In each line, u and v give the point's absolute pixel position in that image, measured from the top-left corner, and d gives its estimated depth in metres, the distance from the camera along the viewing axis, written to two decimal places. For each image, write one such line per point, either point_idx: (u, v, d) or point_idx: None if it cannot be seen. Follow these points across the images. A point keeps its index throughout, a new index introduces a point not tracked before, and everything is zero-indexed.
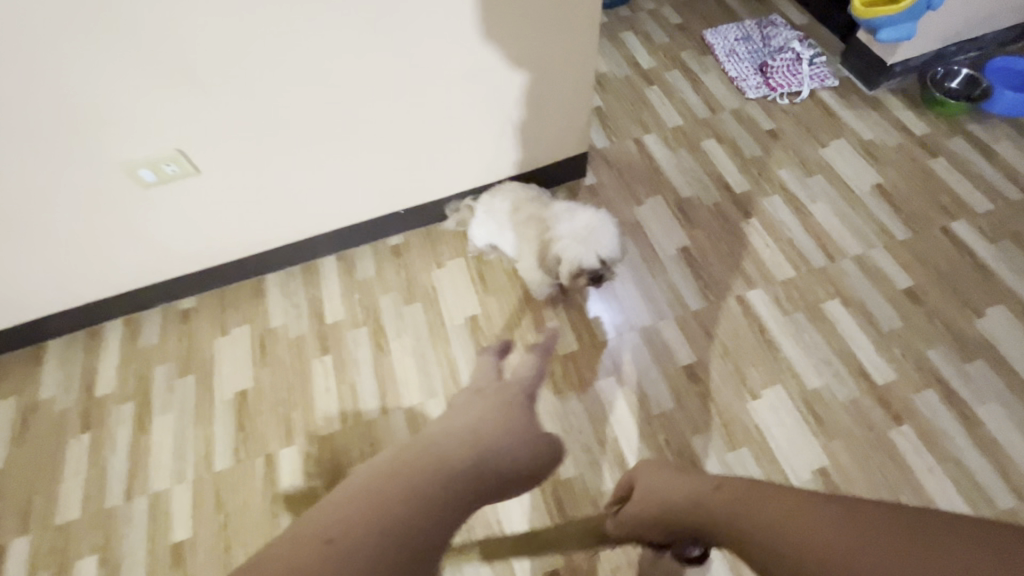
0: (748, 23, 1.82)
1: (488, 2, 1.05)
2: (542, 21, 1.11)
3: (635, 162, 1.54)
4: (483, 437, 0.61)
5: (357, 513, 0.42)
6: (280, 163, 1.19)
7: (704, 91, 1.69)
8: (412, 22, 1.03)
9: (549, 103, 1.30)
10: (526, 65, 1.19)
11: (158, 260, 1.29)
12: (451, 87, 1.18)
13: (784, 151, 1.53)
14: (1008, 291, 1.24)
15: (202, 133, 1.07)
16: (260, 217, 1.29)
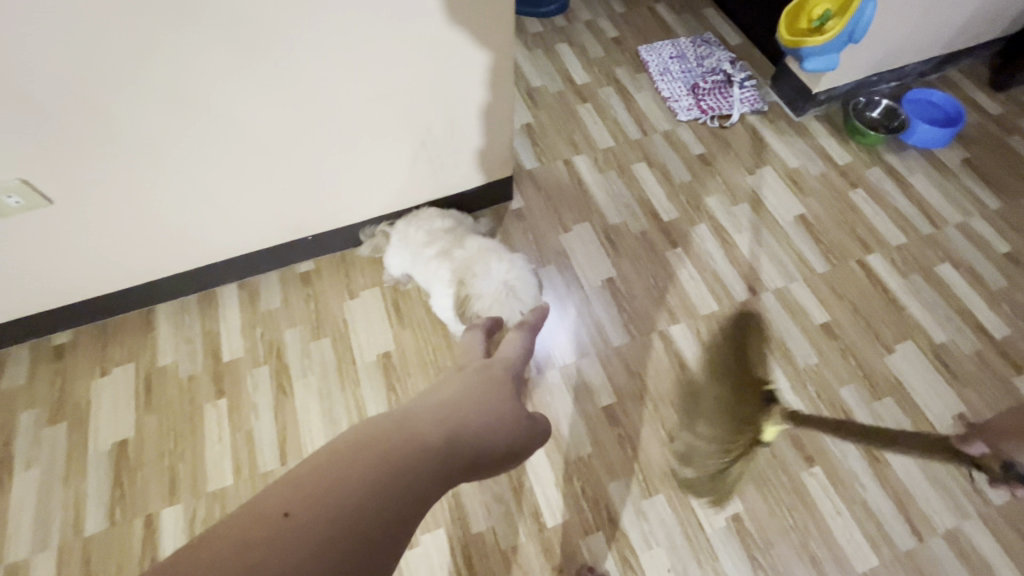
0: (683, 41, 1.80)
1: (376, 27, 0.96)
2: (451, 32, 1.02)
3: (564, 186, 1.49)
4: (473, 420, 0.72)
5: (318, 489, 0.52)
6: (168, 184, 1.07)
7: (637, 110, 1.66)
8: (290, 47, 0.94)
9: (468, 122, 1.22)
10: (439, 80, 1.10)
11: (11, 295, 1.13)
12: (347, 112, 1.09)
13: (712, 177, 1.51)
14: (916, 326, 1.26)
15: (48, 163, 0.95)
16: (150, 240, 1.16)
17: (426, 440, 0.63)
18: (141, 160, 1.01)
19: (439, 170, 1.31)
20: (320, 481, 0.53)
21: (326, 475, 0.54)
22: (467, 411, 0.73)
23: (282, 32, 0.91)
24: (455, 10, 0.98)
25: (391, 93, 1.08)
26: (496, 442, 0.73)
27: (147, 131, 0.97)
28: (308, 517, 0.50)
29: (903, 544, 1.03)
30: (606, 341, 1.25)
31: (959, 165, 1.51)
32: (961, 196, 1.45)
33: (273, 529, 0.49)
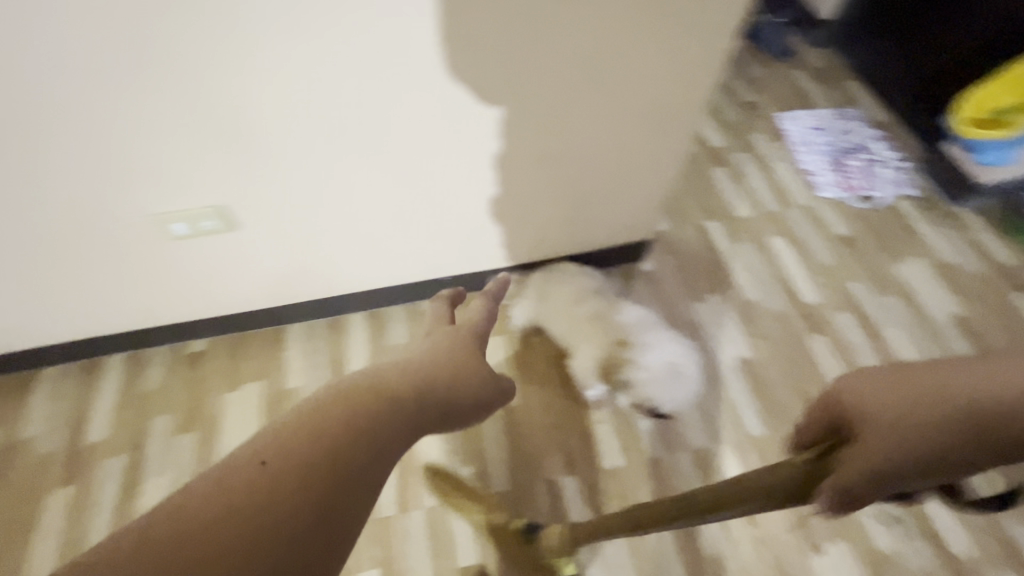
0: (825, 112, 1.74)
1: (574, 96, 0.98)
2: (641, 100, 1.03)
3: (697, 252, 1.44)
4: (430, 378, 0.50)
5: (289, 446, 0.40)
6: (328, 206, 1.06)
7: (774, 180, 1.60)
8: (492, 108, 0.96)
9: (632, 167, 1.18)
10: (615, 124, 1.06)
11: (175, 305, 1.20)
12: (520, 170, 1.10)
13: (856, 262, 1.44)
14: None
15: (246, 195, 1.00)
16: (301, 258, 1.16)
17: (393, 391, 0.47)
18: (308, 181, 1.00)
19: (586, 221, 1.29)
20: (283, 437, 0.41)
21: (291, 430, 0.41)
22: (435, 357, 0.53)
23: (477, 67, 0.88)
24: (651, 79, 0.98)
25: (563, 136, 1.04)
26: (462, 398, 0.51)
27: (321, 153, 0.96)
28: (286, 466, 0.39)
29: None
30: (742, 427, 1.18)
31: None
32: None
33: (247, 482, 0.38)
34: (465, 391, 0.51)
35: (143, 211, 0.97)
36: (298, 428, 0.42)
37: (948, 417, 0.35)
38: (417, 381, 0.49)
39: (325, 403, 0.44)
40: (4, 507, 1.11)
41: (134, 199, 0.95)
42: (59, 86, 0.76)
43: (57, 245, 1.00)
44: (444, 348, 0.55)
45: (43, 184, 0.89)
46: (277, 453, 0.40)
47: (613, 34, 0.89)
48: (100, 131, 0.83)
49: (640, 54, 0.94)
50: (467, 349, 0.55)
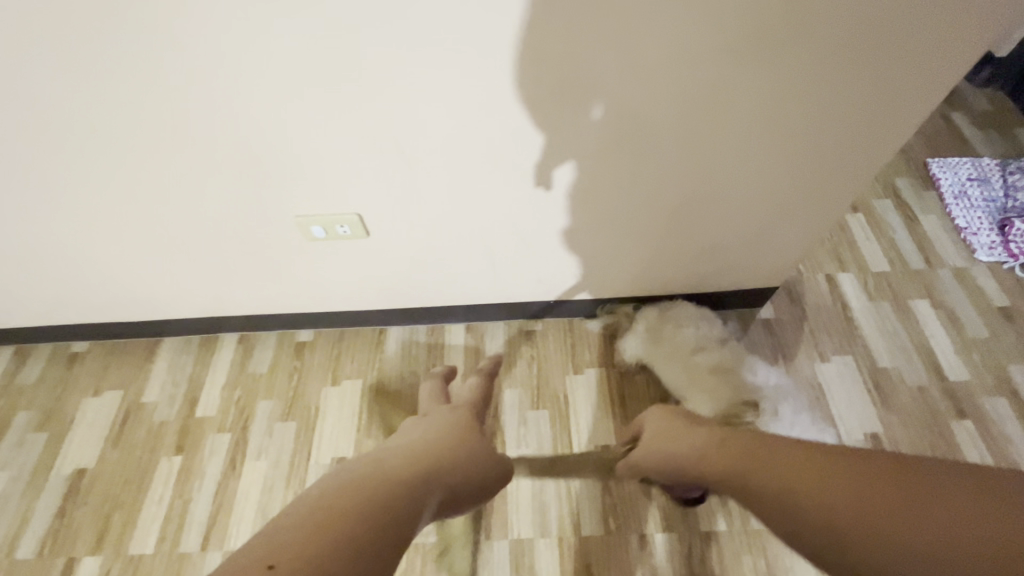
0: (987, 163, 1.55)
1: (733, 135, 0.93)
2: (805, 147, 0.96)
3: (824, 305, 1.32)
4: (440, 457, 0.64)
5: (318, 530, 0.47)
6: (453, 198, 1.02)
7: (919, 234, 1.44)
8: (643, 140, 0.93)
9: (787, 190, 1.04)
10: (779, 141, 0.94)
11: (294, 296, 1.25)
12: (655, 204, 1.06)
13: (1017, 340, 1.26)
14: None
15: (384, 201, 1.03)
16: (420, 249, 1.14)
17: (400, 486, 0.56)
18: (437, 169, 0.97)
19: (719, 248, 1.18)
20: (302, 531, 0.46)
21: (315, 528, 0.47)
22: (430, 449, 0.65)
23: (635, 64, 0.81)
24: (822, 127, 0.92)
25: (713, 148, 0.95)
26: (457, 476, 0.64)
27: (456, 141, 0.92)
28: (300, 557, 0.44)
29: None
30: None
31: None
32: None
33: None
34: (462, 471, 0.66)
35: (272, 196, 1.01)
36: (322, 525, 0.47)
37: (843, 522, 0.48)
38: (423, 468, 0.61)
39: (344, 495, 0.51)
40: (122, 466, 1.19)
41: (265, 180, 0.97)
42: (247, 87, 0.82)
43: (209, 230, 1.07)
44: (451, 441, 0.69)
45: (191, 161, 0.93)
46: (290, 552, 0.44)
47: (794, 37, 0.78)
48: (273, 132, 0.89)
49: (825, 60, 0.81)
50: (463, 440, 0.70)
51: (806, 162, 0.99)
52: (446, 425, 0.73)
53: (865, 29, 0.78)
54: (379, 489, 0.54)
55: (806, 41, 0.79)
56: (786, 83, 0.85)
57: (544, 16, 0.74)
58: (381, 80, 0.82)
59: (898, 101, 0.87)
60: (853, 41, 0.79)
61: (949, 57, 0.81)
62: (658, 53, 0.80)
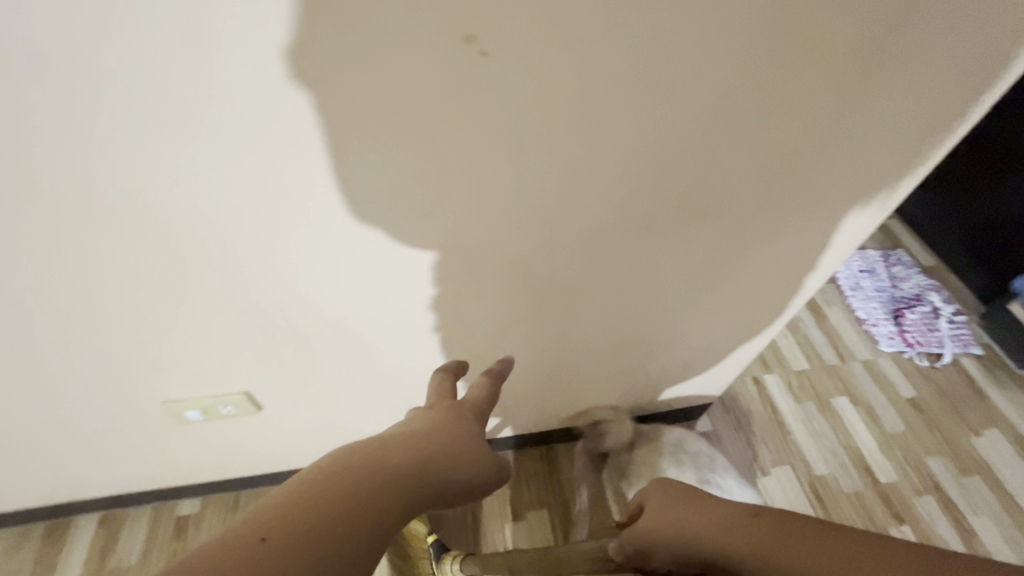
0: (873, 254, 1.69)
1: (672, 284, 0.85)
2: (750, 279, 0.88)
3: (756, 412, 1.32)
4: (437, 459, 0.47)
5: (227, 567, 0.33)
6: (349, 353, 0.83)
7: (828, 328, 1.51)
8: (580, 295, 0.82)
9: (725, 304, 0.93)
10: (713, 265, 0.83)
11: (173, 469, 1.03)
12: (594, 349, 0.97)
13: (930, 432, 1.31)
14: None
15: (278, 380, 0.86)
16: (322, 407, 0.95)
17: (397, 476, 0.43)
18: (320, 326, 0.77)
19: (655, 370, 1.09)
20: (286, 510, 0.37)
21: (299, 509, 0.37)
22: (422, 443, 0.47)
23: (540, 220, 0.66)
24: (768, 258, 0.84)
25: (652, 293, 0.85)
26: (454, 474, 0.47)
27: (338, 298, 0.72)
28: (285, 541, 0.35)
29: None
30: None
31: None
32: None
33: (244, 561, 0.33)
34: (460, 466, 0.49)
35: (127, 387, 0.80)
36: (306, 506, 0.38)
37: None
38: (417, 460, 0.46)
39: (330, 473, 0.41)
40: None
41: (97, 367, 0.76)
42: (74, 288, 0.64)
43: (43, 425, 0.84)
44: (453, 425, 0.51)
45: None
46: (274, 526, 0.35)
47: (708, 181, 0.67)
48: (117, 330, 0.71)
49: (743, 199, 0.71)
50: (469, 424, 0.52)
51: (742, 275, 0.87)
52: (447, 408, 0.53)
53: (783, 165, 0.67)
54: (371, 475, 0.42)
55: (724, 182, 0.67)
56: (708, 224, 0.74)
57: (413, 190, 0.58)
58: (247, 265, 0.65)
59: (831, 210, 0.77)
60: (771, 175, 0.68)
61: (873, 168, 0.71)
62: (563, 207, 0.65)
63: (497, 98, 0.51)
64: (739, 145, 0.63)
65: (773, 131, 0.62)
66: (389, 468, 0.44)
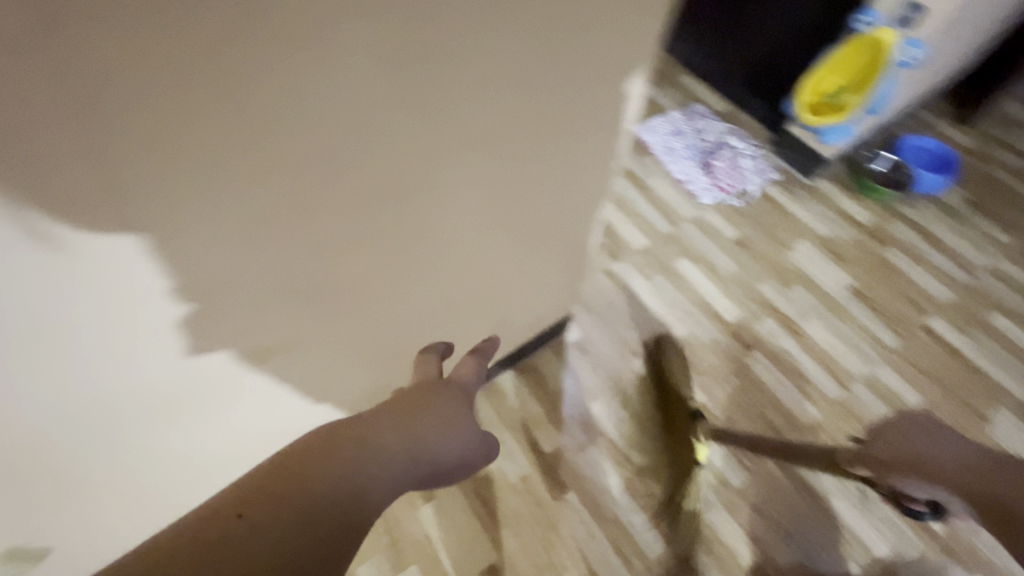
0: (675, 115, 1.77)
1: (477, 229, 0.77)
2: (554, 192, 0.82)
3: (616, 302, 1.38)
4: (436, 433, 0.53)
5: (275, 501, 0.40)
6: (221, 418, 0.75)
7: (656, 199, 1.59)
8: (379, 280, 0.71)
9: (540, 223, 0.88)
10: (513, 197, 0.76)
11: None
12: (433, 316, 0.89)
13: (756, 263, 1.46)
14: (998, 388, 1.28)
15: (58, 517, 0.67)
16: (169, 495, 0.81)
17: (386, 462, 0.47)
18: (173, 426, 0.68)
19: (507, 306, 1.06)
20: (270, 493, 0.41)
21: (280, 498, 0.41)
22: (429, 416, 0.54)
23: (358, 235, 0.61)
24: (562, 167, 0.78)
25: (461, 244, 0.77)
26: (439, 453, 0.51)
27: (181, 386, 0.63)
28: (261, 523, 0.39)
29: None
30: (725, 483, 1.13)
31: (965, 206, 1.61)
32: (981, 240, 1.54)
33: (228, 536, 0.38)
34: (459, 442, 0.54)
35: None
36: (291, 490, 0.41)
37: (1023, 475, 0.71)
38: (408, 436, 0.50)
39: (317, 454, 0.44)
40: None
41: None
42: None
43: None
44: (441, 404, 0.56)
45: None
46: (258, 507, 0.40)
47: (472, 143, 0.61)
48: None
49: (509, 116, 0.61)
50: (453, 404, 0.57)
51: (547, 193, 0.81)
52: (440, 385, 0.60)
53: (528, 90, 0.60)
54: (359, 460, 0.46)
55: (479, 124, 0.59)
56: (486, 156, 0.64)
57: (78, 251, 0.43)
58: None
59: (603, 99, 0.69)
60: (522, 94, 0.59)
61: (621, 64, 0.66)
62: (381, 217, 0.61)
63: (221, 165, 0.43)
64: (476, 91, 0.55)
65: (512, 66, 0.55)
66: (381, 448, 0.47)
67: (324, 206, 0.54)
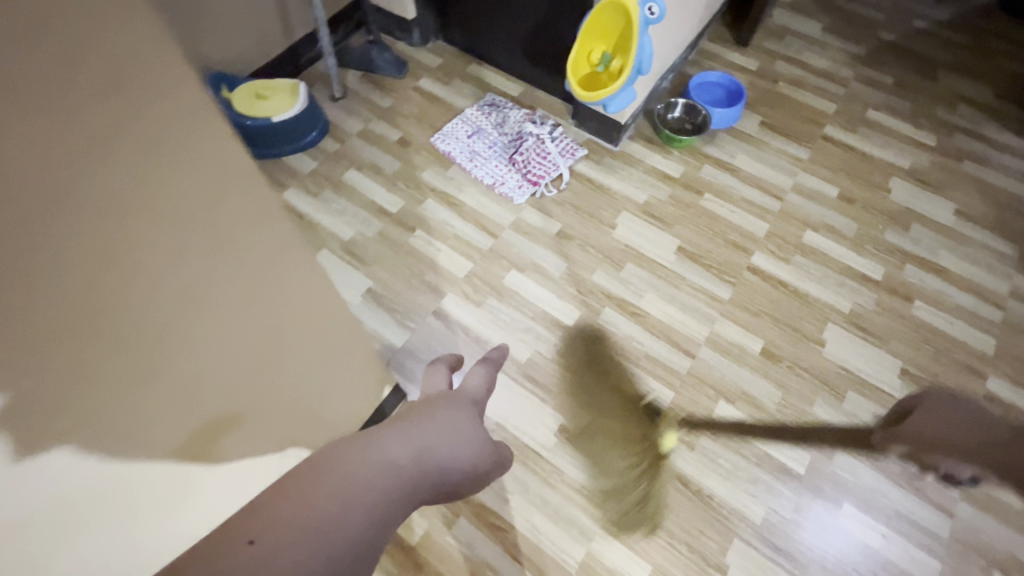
0: (471, 112, 1.65)
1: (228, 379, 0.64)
2: (301, 314, 0.72)
3: (453, 345, 1.27)
4: (442, 447, 0.50)
5: (280, 517, 0.34)
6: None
7: (471, 213, 1.47)
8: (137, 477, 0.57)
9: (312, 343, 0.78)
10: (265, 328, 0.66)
11: None
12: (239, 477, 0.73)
13: (584, 251, 1.41)
14: (825, 307, 1.33)
15: None
16: None
17: (395, 461, 0.43)
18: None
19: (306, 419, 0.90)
20: (269, 508, 0.35)
21: (280, 516, 0.34)
22: (442, 436, 0.50)
23: (231, 317, 0.59)
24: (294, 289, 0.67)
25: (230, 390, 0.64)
26: (457, 461, 0.50)
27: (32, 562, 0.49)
28: (279, 544, 0.33)
29: (944, 529, 1.08)
30: (600, 504, 1.09)
31: (761, 130, 1.64)
32: (781, 161, 1.58)
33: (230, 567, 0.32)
34: (465, 459, 0.51)
35: None
36: (291, 503, 0.35)
37: None
38: (415, 442, 0.47)
39: (320, 462, 0.39)
40: None
41: None
42: None
43: None
44: (447, 418, 0.55)
45: None
46: (264, 524, 0.34)
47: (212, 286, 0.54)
48: None
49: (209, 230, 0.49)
50: (460, 418, 0.57)
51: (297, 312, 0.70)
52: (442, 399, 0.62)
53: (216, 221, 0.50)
54: (375, 467, 0.41)
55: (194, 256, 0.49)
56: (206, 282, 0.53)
57: None
58: None
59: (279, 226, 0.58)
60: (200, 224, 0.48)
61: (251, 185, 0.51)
62: (227, 307, 0.58)
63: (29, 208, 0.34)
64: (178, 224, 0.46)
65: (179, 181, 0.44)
66: (385, 454, 0.43)
67: (143, 269, 0.45)
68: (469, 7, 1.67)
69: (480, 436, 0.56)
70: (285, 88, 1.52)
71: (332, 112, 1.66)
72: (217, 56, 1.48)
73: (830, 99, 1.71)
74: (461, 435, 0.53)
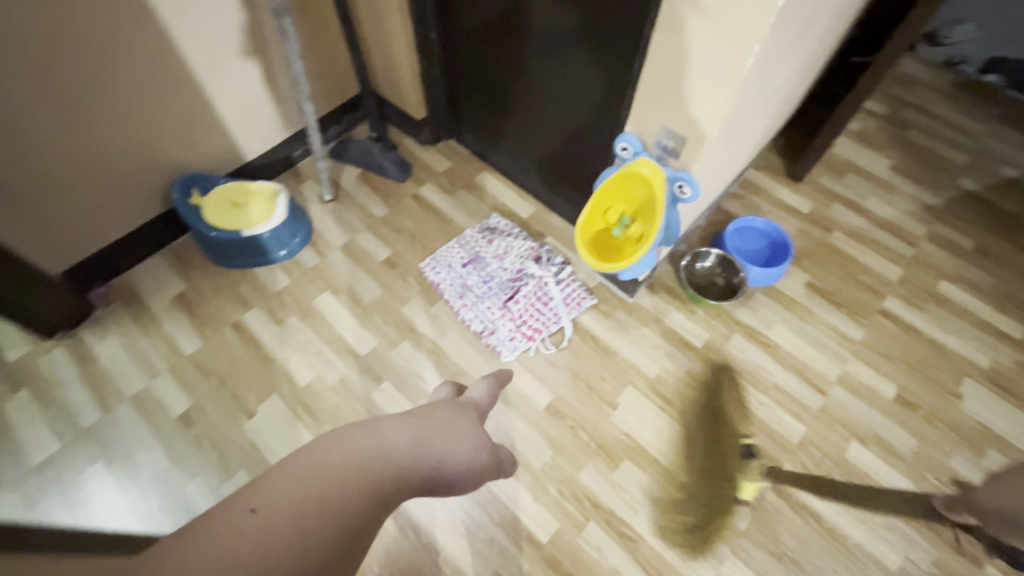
0: (471, 234, 1.45)
1: None
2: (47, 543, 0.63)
3: (401, 551, 1.05)
4: (447, 453, 0.44)
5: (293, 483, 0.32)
6: None
7: (449, 365, 1.26)
8: None
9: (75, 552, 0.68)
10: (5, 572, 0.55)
11: None
12: None
13: (572, 436, 1.18)
14: (867, 558, 1.06)
15: None
16: None
17: (392, 446, 0.39)
18: None
19: None
20: (274, 479, 0.32)
21: (289, 480, 0.32)
22: (449, 435, 0.46)
23: None
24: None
25: None
26: (458, 458, 0.45)
27: None
28: (280, 515, 0.30)
29: None
30: None
31: (807, 294, 1.39)
32: (827, 339, 1.32)
33: (235, 532, 0.29)
34: (468, 459, 0.46)
35: None
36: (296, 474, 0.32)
37: None
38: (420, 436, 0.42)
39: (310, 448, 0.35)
40: None
41: None
42: None
43: None
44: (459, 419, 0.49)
45: None
46: (276, 496, 0.31)
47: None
48: None
49: None
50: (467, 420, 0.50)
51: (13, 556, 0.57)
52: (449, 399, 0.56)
53: None
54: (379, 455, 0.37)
55: None
56: None
57: None
58: None
59: None
60: None
61: None
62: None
63: None
64: None
65: None
66: (387, 439, 0.39)
67: None
68: (483, 115, 1.48)
69: (478, 436, 0.49)
70: (264, 196, 1.36)
71: (318, 216, 1.49)
72: (194, 155, 1.34)
73: (895, 261, 1.45)
74: (473, 437, 0.48)
